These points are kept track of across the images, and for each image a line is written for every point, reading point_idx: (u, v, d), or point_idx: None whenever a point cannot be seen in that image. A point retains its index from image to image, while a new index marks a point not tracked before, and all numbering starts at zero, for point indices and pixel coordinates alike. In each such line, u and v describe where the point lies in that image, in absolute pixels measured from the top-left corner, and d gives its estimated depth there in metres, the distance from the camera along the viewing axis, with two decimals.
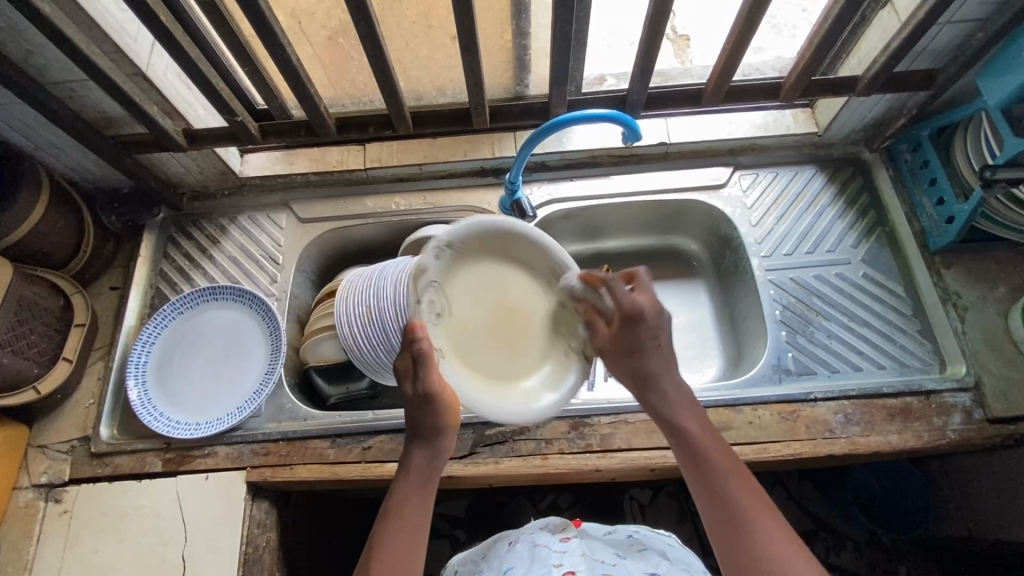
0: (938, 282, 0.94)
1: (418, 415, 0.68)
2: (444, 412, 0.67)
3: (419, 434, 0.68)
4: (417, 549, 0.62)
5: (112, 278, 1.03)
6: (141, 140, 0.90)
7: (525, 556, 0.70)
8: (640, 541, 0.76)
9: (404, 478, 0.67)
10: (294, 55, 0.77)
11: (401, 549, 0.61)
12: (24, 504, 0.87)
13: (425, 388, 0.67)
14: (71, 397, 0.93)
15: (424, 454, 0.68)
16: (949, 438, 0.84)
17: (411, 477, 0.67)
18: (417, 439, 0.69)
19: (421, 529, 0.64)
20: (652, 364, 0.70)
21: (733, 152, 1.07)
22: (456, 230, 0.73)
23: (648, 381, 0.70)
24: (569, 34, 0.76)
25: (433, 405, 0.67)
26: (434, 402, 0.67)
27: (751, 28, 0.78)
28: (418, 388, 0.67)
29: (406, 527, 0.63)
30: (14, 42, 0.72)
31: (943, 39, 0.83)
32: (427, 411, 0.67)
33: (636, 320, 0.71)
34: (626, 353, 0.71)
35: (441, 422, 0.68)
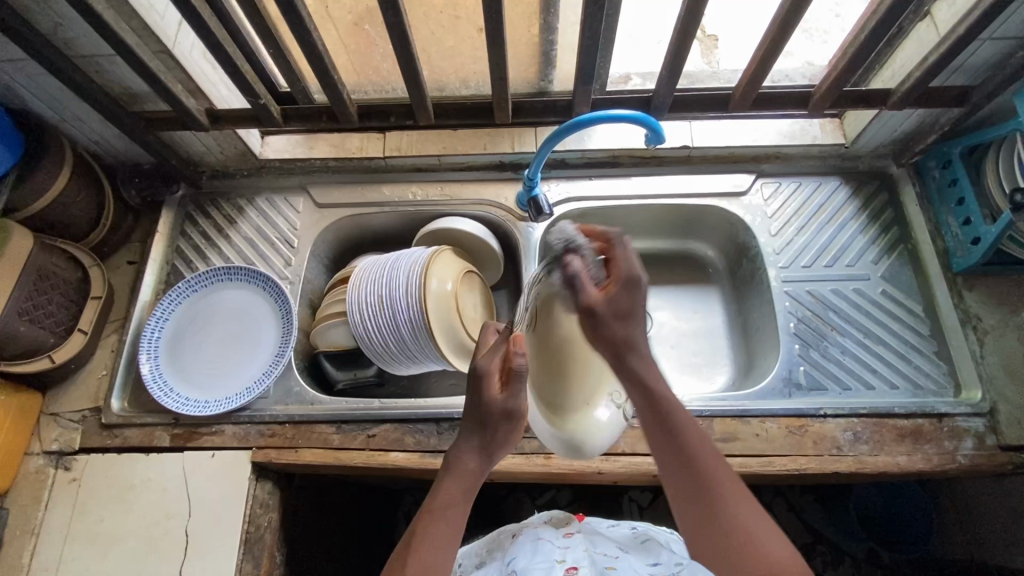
0: (959, 304, 0.92)
1: (493, 426, 0.63)
2: (517, 428, 0.65)
3: (481, 439, 0.64)
4: (454, 548, 0.60)
5: (130, 253, 1.04)
6: (163, 118, 0.90)
7: (528, 548, 0.71)
8: (644, 534, 0.78)
9: (451, 477, 0.63)
10: (319, 41, 0.77)
11: (443, 554, 0.59)
12: (34, 470, 0.88)
13: (513, 404, 0.62)
14: (84, 367, 0.95)
15: (479, 463, 0.64)
16: (959, 463, 0.83)
17: (461, 481, 0.63)
18: (472, 436, 0.64)
19: (458, 536, 0.61)
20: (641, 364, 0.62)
21: (757, 160, 1.05)
22: (571, 246, 0.70)
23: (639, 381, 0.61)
24: (598, 33, 0.75)
25: (509, 422, 0.64)
26: (515, 419, 0.64)
27: (785, 33, 0.76)
28: (507, 401, 0.62)
29: (449, 538, 0.60)
30: (44, 13, 0.73)
31: (983, 54, 0.80)
32: (505, 425, 0.64)
33: (632, 288, 0.61)
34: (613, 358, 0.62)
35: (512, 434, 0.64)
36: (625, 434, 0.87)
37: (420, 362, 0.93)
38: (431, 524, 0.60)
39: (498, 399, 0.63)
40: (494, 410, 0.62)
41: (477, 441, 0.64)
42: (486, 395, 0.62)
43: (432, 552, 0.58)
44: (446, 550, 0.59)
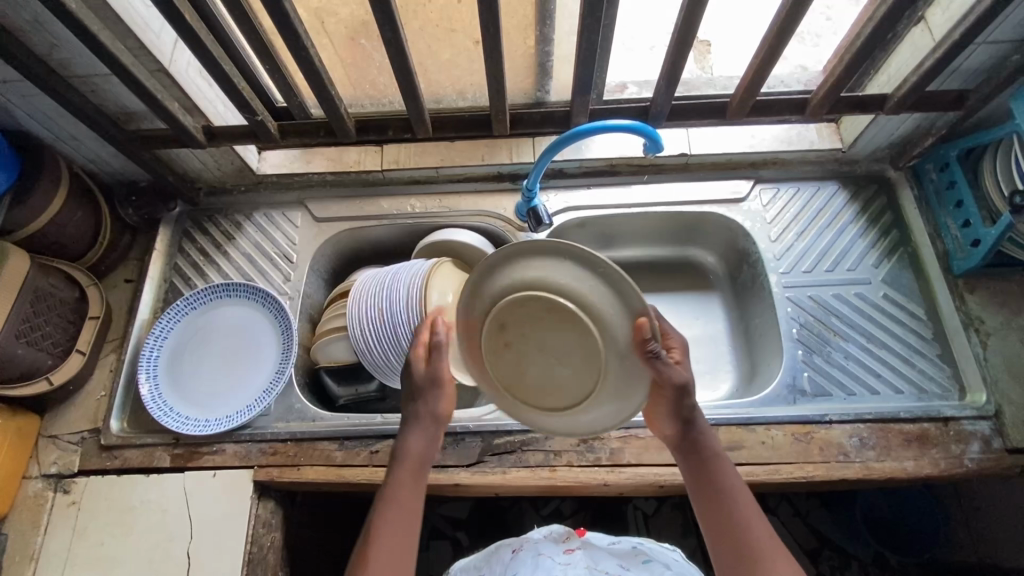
0: (961, 306, 0.92)
1: (419, 399, 0.67)
2: (443, 399, 0.67)
3: (416, 419, 0.67)
4: (413, 540, 0.60)
5: (128, 271, 1.03)
6: (159, 136, 0.90)
7: (530, 564, 0.74)
8: (645, 552, 0.78)
9: (396, 469, 0.64)
10: (317, 57, 0.77)
11: (399, 538, 0.59)
12: (33, 494, 0.87)
13: (438, 371, 0.67)
14: (83, 388, 0.94)
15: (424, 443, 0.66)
16: (967, 467, 0.83)
17: (409, 467, 0.64)
18: (410, 421, 0.67)
19: (415, 517, 0.61)
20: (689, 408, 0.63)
21: (754, 166, 1.05)
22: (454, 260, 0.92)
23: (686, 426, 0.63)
24: (595, 44, 0.75)
25: (439, 389, 0.67)
26: (442, 386, 0.67)
27: (783, 40, 0.76)
28: (429, 370, 0.67)
29: (401, 517, 0.60)
30: (39, 35, 0.72)
31: (978, 58, 0.81)
32: (432, 396, 0.67)
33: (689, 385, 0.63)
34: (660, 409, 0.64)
35: (436, 409, 0.67)
36: (630, 446, 0.86)
37: None
38: (382, 509, 0.61)
39: (425, 370, 0.67)
40: (415, 384, 0.67)
41: (412, 423, 0.67)
42: (417, 368, 0.67)
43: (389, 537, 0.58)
44: (403, 535, 0.59)
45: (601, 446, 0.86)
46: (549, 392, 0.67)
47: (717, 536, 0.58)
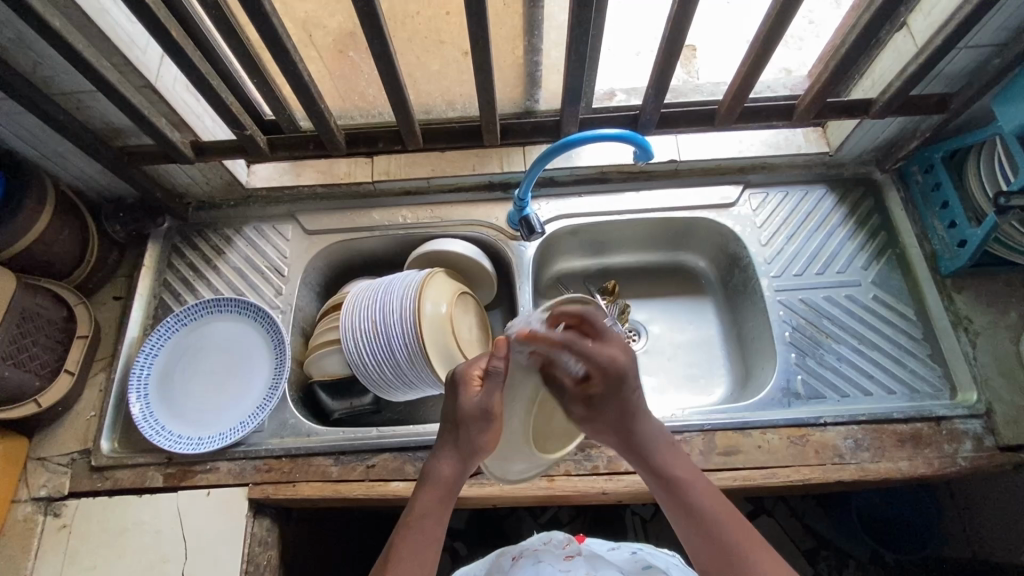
0: (949, 306, 0.93)
1: (465, 428, 0.66)
2: (489, 433, 0.66)
3: (454, 445, 0.67)
4: (432, 560, 0.62)
5: (115, 288, 1.02)
6: (146, 152, 0.89)
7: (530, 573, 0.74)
8: (646, 558, 0.78)
9: (426, 490, 0.66)
10: (305, 70, 0.77)
11: (422, 559, 0.61)
12: (23, 518, 0.86)
13: (487, 404, 0.65)
14: (72, 409, 0.93)
15: (454, 468, 0.67)
16: (960, 465, 0.84)
17: (436, 490, 0.66)
18: (448, 447, 0.67)
19: (438, 542, 0.63)
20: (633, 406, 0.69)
21: (743, 171, 1.06)
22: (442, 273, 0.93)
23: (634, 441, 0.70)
24: (584, 55, 0.75)
25: (486, 423, 0.65)
26: (491, 420, 0.65)
27: (769, 47, 0.77)
28: (482, 401, 0.65)
29: (427, 539, 0.63)
30: (23, 53, 0.72)
31: (960, 63, 0.82)
32: (477, 428, 0.65)
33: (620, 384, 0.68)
34: (610, 420, 0.70)
35: (478, 440, 0.66)
36: None
37: (417, 387, 0.92)
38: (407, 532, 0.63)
39: (475, 401, 0.66)
40: (465, 412, 0.65)
41: (451, 448, 0.67)
42: (465, 398, 0.66)
43: (409, 560, 0.61)
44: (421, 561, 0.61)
45: (599, 454, 0.86)
46: (549, 432, 0.77)
47: (695, 542, 0.64)
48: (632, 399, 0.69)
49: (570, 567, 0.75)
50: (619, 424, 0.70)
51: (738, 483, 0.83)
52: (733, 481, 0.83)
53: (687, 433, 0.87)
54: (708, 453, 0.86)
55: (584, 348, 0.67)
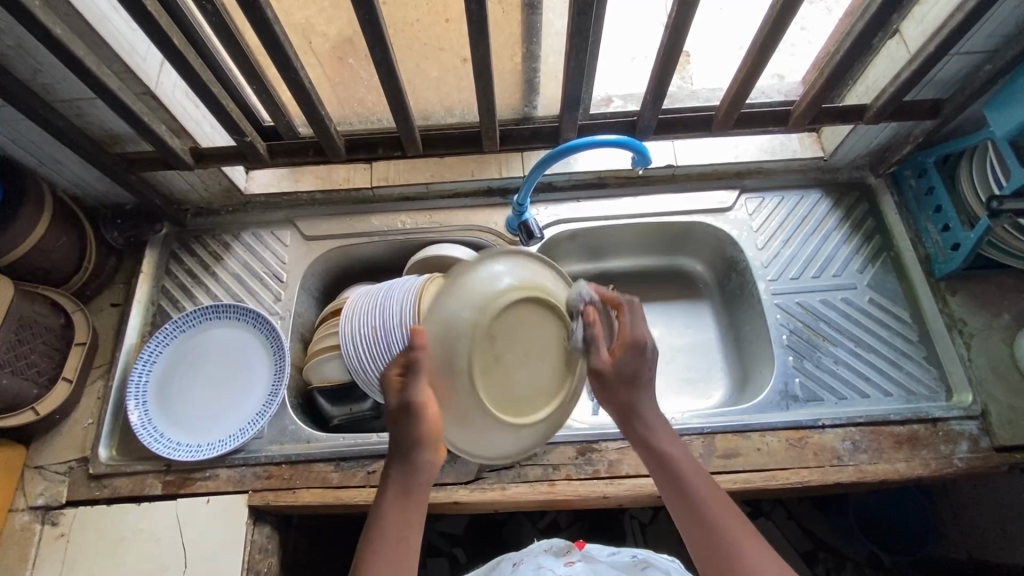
0: (944, 308, 0.95)
1: (398, 429, 0.62)
2: (426, 423, 0.63)
3: (397, 452, 0.63)
4: (409, 566, 0.59)
5: (113, 295, 1.01)
6: (145, 158, 0.89)
7: None
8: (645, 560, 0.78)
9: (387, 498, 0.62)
10: (306, 78, 0.78)
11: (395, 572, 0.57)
12: (20, 527, 0.85)
13: (409, 397, 0.62)
14: (70, 417, 0.92)
15: (406, 472, 0.63)
16: (956, 466, 0.84)
17: (397, 497, 0.61)
18: (394, 457, 0.63)
19: (409, 553, 0.59)
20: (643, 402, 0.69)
21: (740, 175, 1.07)
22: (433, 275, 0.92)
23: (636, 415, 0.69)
24: (583, 62, 0.76)
25: (415, 418, 0.62)
26: (418, 410, 0.62)
27: (766, 53, 0.78)
28: (404, 396, 0.62)
29: (395, 552, 0.58)
30: (23, 60, 0.72)
31: (951, 69, 0.83)
32: (409, 426, 0.62)
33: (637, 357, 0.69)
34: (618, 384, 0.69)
35: (424, 432, 0.62)
36: (628, 457, 0.86)
37: None
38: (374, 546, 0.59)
39: (398, 396, 0.63)
40: (392, 415, 0.62)
41: (398, 455, 0.63)
42: (389, 400, 0.63)
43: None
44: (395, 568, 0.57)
45: (599, 458, 0.86)
46: (519, 398, 0.70)
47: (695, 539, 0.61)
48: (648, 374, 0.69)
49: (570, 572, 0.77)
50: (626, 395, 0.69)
51: (738, 486, 0.84)
52: (733, 484, 0.84)
53: (687, 436, 0.87)
54: (708, 455, 0.86)
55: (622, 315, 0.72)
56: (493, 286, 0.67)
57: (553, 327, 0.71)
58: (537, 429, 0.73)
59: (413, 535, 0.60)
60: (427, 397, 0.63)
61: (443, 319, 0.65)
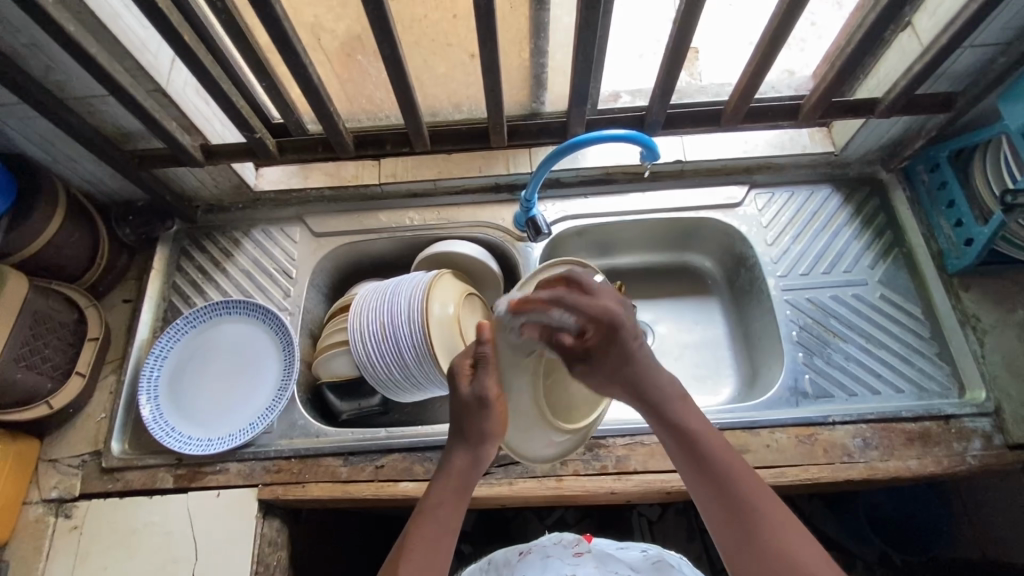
0: (957, 304, 0.94)
1: (468, 415, 0.67)
2: (493, 419, 0.67)
3: (462, 436, 0.68)
4: (444, 558, 0.61)
5: (125, 291, 1.03)
6: (156, 155, 0.90)
7: (540, 567, 0.76)
8: (657, 555, 0.80)
9: (438, 487, 0.66)
10: (315, 74, 0.78)
11: (431, 551, 0.61)
12: (34, 519, 0.86)
13: (479, 390, 0.67)
14: (83, 411, 0.93)
15: (467, 458, 0.67)
16: (969, 464, 0.84)
17: (448, 481, 0.66)
18: (460, 442, 0.68)
19: (450, 534, 0.63)
20: (635, 367, 0.67)
21: (749, 171, 1.06)
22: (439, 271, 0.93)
23: (643, 390, 0.67)
24: (592, 56, 0.76)
25: (486, 408, 0.67)
26: (490, 407, 0.67)
27: (776, 47, 0.78)
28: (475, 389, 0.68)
29: (437, 529, 0.62)
30: (36, 58, 0.72)
31: (965, 62, 0.82)
32: (480, 414, 0.67)
33: (616, 338, 0.67)
34: (609, 369, 0.69)
35: (490, 427, 0.67)
36: (636, 453, 0.86)
37: (425, 389, 0.92)
38: (415, 532, 0.62)
39: (470, 388, 0.68)
40: (465, 401, 0.67)
41: (461, 438, 0.68)
42: (462, 388, 0.69)
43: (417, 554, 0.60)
44: (431, 560, 0.60)
45: (607, 454, 0.86)
46: (564, 403, 0.80)
47: (714, 510, 0.61)
48: (632, 346, 0.67)
49: (580, 563, 0.77)
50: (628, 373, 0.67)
51: None
52: None
53: None
54: None
55: (574, 300, 0.69)
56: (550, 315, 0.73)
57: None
58: (576, 436, 0.81)
59: (453, 523, 0.63)
60: (494, 391, 0.68)
61: (509, 342, 0.72)
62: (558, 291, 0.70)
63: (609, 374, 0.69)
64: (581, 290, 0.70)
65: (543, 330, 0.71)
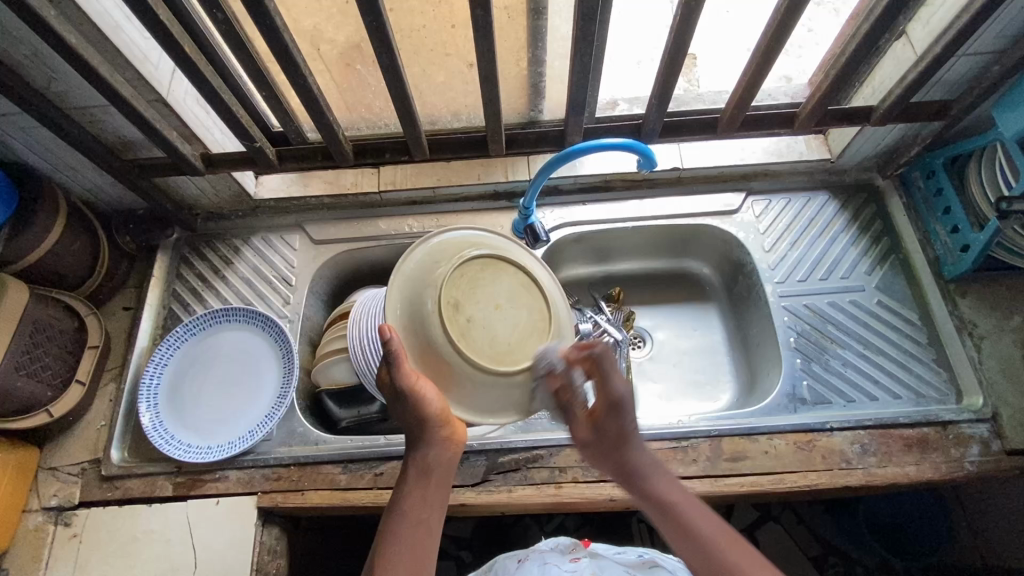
0: (954, 310, 0.94)
1: (401, 411, 0.63)
2: (422, 408, 0.61)
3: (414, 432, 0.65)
4: (425, 551, 0.61)
5: (126, 298, 1.03)
6: (156, 164, 0.91)
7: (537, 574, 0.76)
8: (653, 559, 0.79)
9: (408, 479, 0.65)
10: (314, 84, 0.78)
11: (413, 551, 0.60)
12: (33, 527, 0.86)
13: (397, 384, 0.61)
14: (83, 419, 0.93)
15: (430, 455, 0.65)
16: (967, 470, 0.84)
17: (422, 480, 0.65)
18: (412, 438, 0.65)
19: (425, 529, 0.62)
20: (627, 460, 0.67)
21: (746, 178, 1.07)
22: None
23: (626, 460, 0.67)
24: (589, 66, 0.77)
25: (407, 400, 0.62)
26: (411, 396, 0.61)
27: (771, 57, 0.78)
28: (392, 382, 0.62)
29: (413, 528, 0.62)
30: (38, 69, 0.73)
31: (958, 70, 0.83)
32: (405, 407, 0.62)
33: (619, 413, 0.66)
34: (606, 449, 0.67)
35: (427, 416, 0.62)
36: None
37: None
38: (390, 530, 0.62)
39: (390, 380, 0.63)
40: (390, 398, 0.63)
41: (417, 435, 0.65)
42: (384, 385, 0.64)
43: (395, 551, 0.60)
44: (410, 551, 0.60)
45: None
46: (501, 344, 0.60)
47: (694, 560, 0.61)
48: (628, 425, 0.67)
49: (576, 569, 0.77)
50: (616, 449, 0.67)
51: (745, 489, 0.83)
52: (740, 487, 0.83)
53: (694, 439, 0.87)
54: (715, 459, 0.86)
55: (603, 371, 0.64)
56: (456, 254, 0.63)
57: (509, 270, 0.63)
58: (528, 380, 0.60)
59: (432, 519, 0.63)
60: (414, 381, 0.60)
61: (400, 305, 0.62)
62: (574, 353, 0.63)
63: (610, 457, 0.67)
64: (607, 368, 0.64)
65: (563, 396, 0.65)
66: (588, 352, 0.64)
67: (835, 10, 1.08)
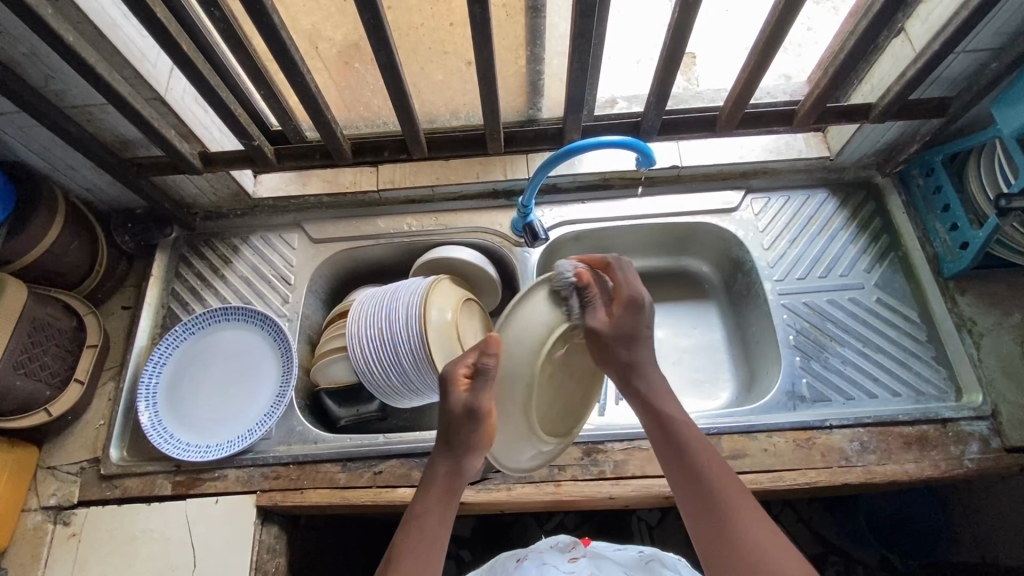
0: (953, 308, 0.94)
1: (455, 427, 0.65)
2: (483, 431, 0.66)
3: (448, 448, 0.66)
4: (434, 565, 0.61)
5: (124, 298, 1.03)
6: (154, 163, 0.91)
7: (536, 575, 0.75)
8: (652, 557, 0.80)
9: (428, 490, 0.66)
10: (312, 82, 0.78)
11: (423, 560, 0.61)
12: (32, 526, 0.86)
13: (473, 404, 0.65)
14: (81, 418, 0.93)
15: (451, 467, 0.66)
16: (967, 467, 0.84)
17: (436, 493, 0.65)
18: (442, 451, 0.67)
19: (439, 542, 0.63)
20: (633, 353, 0.70)
21: (745, 176, 1.07)
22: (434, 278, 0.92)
23: (636, 376, 0.70)
24: (587, 63, 0.76)
25: (475, 422, 0.65)
26: (479, 419, 0.65)
27: (769, 55, 0.78)
28: (470, 400, 0.65)
29: (429, 537, 0.62)
30: (36, 67, 0.73)
31: (957, 67, 0.83)
32: (466, 427, 0.65)
33: (635, 313, 0.71)
34: (618, 344, 0.70)
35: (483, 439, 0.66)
36: (634, 458, 0.86)
37: (424, 394, 0.92)
38: (409, 537, 0.62)
39: (463, 399, 0.65)
40: (453, 412, 0.65)
41: (445, 448, 0.67)
42: (453, 398, 0.65)
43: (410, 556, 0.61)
44: (424, 562, 0.60)
45: (605, 459, 0.86)
46: (558, 414, 0.78)
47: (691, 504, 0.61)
48: (642, 340, 0.71)
49: (575, 569, 0.76)
50: (625, 357, 0.70)
51: (745, 487, 0.83)
52: None
53: None
54: None
55: (620, 274, 0.73)
56: (542, 329, 0.71)
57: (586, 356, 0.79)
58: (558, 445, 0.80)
59: (444, 535, 0.64)
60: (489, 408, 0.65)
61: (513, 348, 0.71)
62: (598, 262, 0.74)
63: (620, 347, 0.70)
64: (624, 272, 0.74)
65: (583, 286, 0.72)
66: (603, 263, 0.75)
67: (835, 10, 1.08)
